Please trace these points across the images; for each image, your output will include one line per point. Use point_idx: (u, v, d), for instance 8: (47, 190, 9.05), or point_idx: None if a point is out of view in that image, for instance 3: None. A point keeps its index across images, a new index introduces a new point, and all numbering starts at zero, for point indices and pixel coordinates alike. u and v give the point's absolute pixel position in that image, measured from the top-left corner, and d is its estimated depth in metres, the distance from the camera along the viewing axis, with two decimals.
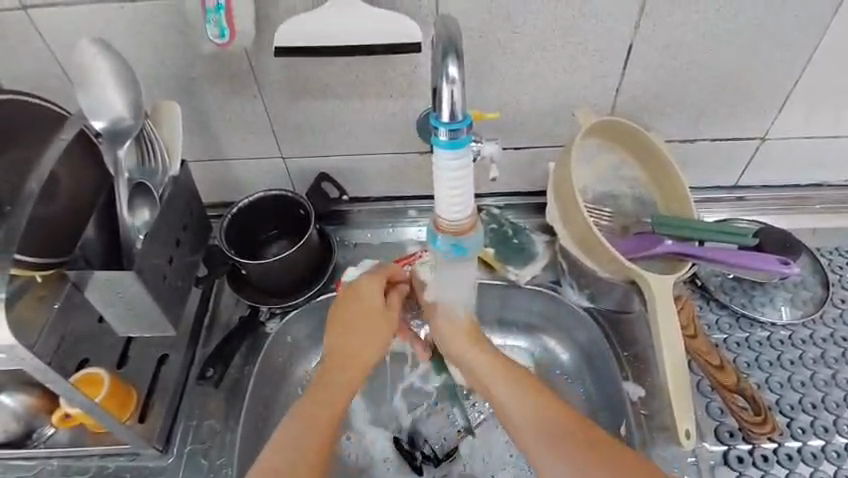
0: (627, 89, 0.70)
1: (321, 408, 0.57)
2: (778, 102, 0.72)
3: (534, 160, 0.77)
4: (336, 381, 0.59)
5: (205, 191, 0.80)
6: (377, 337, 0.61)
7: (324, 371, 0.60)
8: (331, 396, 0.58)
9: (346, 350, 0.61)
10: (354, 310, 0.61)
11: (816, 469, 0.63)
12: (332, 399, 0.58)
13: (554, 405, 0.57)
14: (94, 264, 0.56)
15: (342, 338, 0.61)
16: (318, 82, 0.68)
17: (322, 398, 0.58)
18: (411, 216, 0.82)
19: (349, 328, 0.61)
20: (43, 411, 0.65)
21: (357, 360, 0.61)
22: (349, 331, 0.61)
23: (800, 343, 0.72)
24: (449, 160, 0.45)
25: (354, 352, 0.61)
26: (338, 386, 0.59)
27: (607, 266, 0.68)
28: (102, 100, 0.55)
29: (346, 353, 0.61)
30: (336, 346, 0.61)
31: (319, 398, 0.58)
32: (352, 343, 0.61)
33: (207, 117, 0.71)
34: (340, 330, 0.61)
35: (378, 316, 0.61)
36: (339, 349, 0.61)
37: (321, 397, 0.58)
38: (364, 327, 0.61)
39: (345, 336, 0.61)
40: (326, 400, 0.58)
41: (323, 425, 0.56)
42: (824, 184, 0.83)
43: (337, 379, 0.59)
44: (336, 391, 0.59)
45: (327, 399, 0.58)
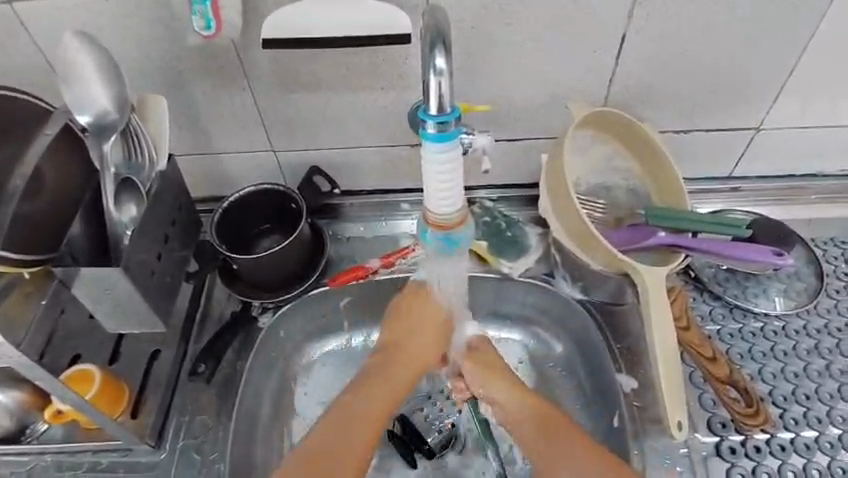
0: (620, 79, 0.69)
1: (373, 402, 0.60)
2: (773, 91, 0.72)
3: (527, 152, 0.76)
4: (391, 377, 0.62)
5: (196, 186, 0.79)
6: (433, 342, 0.64)
7: (379, 369, 0.63)
8: (386, 393, 0.61)
9: (406, 348, 0.63)
10: (416, 315, 0.63)
11: (809, 460, 0.64)
12: (386, 395, 0.61)
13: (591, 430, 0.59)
14: (80, 260, 0.56)
15: (402, 339, 0.63)
16: (308, 74, 0.67)
17: (377, 392, 0.61)
18: (404, 209, 0.82)
19: (407, 331, 0.63)
20: (35, 408, 0.65)
21: (414, 361, 0.63)
22: (411, 333, 0.63)
23: (794, 334, 0.72)
24: (436, 152, 0.45)
25: (411, 352, 0.63)
26: (393, 381, 0.62)
27: (601, 259, 0.68)
28: (85, 94, 0.54)
29: (404, 353, 0.63)
30: (393, 347, 0.64)
31: (375, 393, 0.61)
32: (410, 345, 0.63)
33: (196, 111, 0.70)
34: (402, 331, 0.63)
35: (437, 322, 0.63)
36: (399, 349, 0.63)
37: (376, 393, 0.61)
38: (426, 331, 0.63)
39: (405, 337, 0.63)
40: (380, 395, 0.61)
41: (374, 419, 0.59)
42: (820, 174, 0.83)
43: (393, 376, 0.62)
44: (391, 387, 0.62)
45: (381, 395, 0.61)
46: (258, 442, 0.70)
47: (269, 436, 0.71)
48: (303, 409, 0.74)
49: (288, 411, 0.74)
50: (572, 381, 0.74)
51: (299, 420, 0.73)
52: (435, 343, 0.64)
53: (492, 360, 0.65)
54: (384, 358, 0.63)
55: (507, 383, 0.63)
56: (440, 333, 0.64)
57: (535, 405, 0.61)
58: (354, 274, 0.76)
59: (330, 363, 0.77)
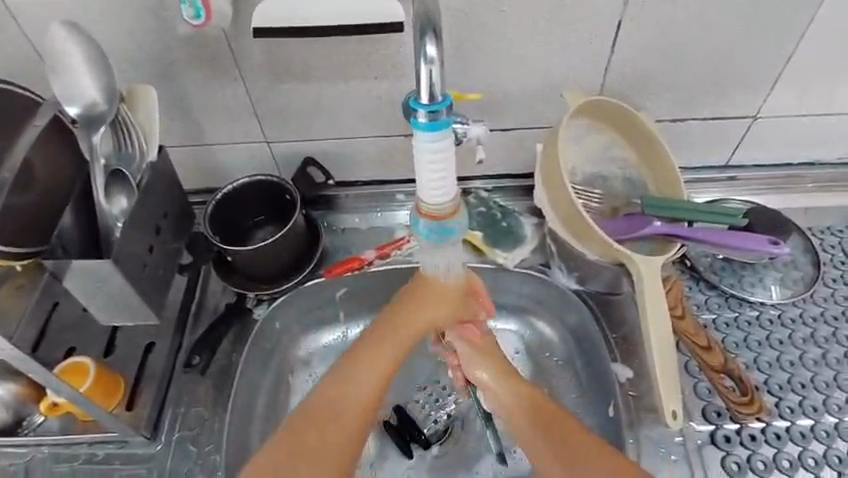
0: (616, 68, 0.69)
1: (368, 374, 0.60)
2: (770, 79, 0.71)
3: (523, 142, 0.75)
4: (391, 348, 0.61)
5: (189, 178, 0.79)
6: (440, 317, 0.61)
7: (379, 341, 0.61)
8: (382, 364, 0.61)
9: (410, 323, 0.61)
10: (424, 290, 0.60)
11: (804, 449, 0.64)
12: (381, 365, 0.61)
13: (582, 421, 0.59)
14: (71, 252, 0.55)
15: (408, 311, 0.61)
16: (300, 64, 0.66)
17: (372, 364, 0.61)
18: (399, 200, 0.81)
19: (415, 305, 0.60)
20: (31, 400, 0.65)
21: (416, 332, 0.61)
22: (418, 308, 0.60)
23: (790, 323, 0.72)
24: (428, 142, 0.44)
25: (416, 325, 0.61)
26: (390, 351, 0.61)
27: (597, 249, 0.67)
28: (73, 85, 0.54)
29: (407, 325, 0.61)
30: (396, 318, 0.61)
31: (371, 365, 0.61)
32: (413, 317, 0.61)
33: (188, 101, 0.69)
34: (410, 306, 0.61)
35: (447, 299, 0.60)
36: (403, 320, 0.61)
37: (372, 364, 0.61)
38: (436, 308, 0.60)
39: (412, 311, 0.61)
40: (376, 365, 0.61)
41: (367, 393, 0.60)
42: (816, 163, 0.83)
43: (392, 348, 0.61)
44: (388, 358, 0.61)
45: (377, 366, 0.61)
46: (254, 433, 0.70)
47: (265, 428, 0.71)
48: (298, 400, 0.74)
49: (285, 403, 0.74)
50: (568, 371, 0.74)
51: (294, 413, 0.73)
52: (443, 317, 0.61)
53: (493, 352, 0.64)
54: (386, 330, 0.62)
55: (505, 377, 0.62)
56: (449, 308, 0.61)
57: (530, 398, 0.61)
58: (350, 265, 0.76)
59: (326, 355, 0.77)
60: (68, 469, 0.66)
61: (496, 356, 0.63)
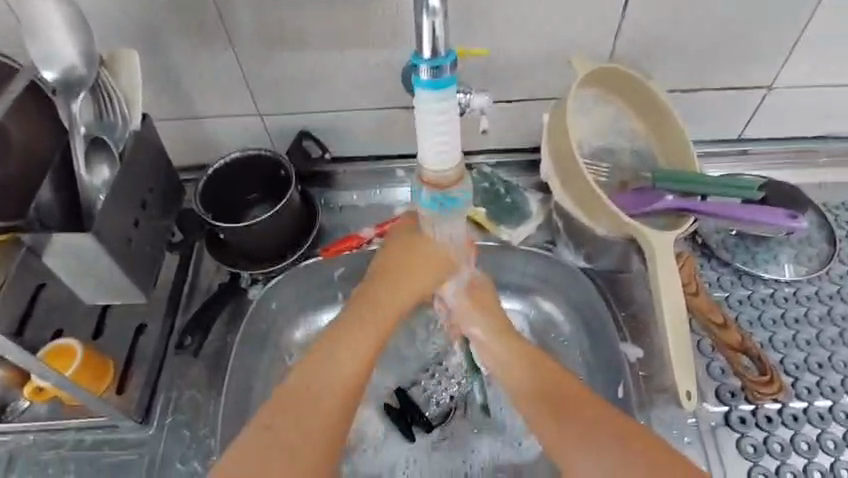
0: (626, 33, 0.65)
1: (350, 354, 0.57)
2: (788, 46, 0.68)
3: (527, 113, 0.72)
4: (369, 325, 0.58)
5: (178, 153, 0.75)
6: (425, 285, 0.58)
7: (357, 317, 0.58)
8: (363, 342, 0.57)
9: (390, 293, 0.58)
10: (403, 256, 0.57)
11: (823, 431, 0.62)
12: (361, 344, 0.57)
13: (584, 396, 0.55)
14: (50, 226, 0.52)
15: (384, 281, 0.59)
16: (292, 29, 0.62)
17: (352, 342, 0.57)
18: (398, 176, 0.78)
19: (392, 273, 0.58)
20: (16, 384, 0.63)
21: (395, 305, 0.59)
22: (397, 275, 0.58)
23: (805, 300, 0.69)
24: (430, 102, 0.41)
25: (394, 297, 0.58)
26: (369, 329, 0.58)
27: (606, 224, 0.65)
28: (51, 48, 0.50)
29: (385, 297, 0.58)
30: (374, 290, 0.58)
31: (352, 344, 0.57)
32: (390, 287, 0.58)
33: (175, 72, 0.66)
34: (387, 276, 0.58)
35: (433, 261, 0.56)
36: (381, 291, 0.58)
37: (352, 343, 0.57)
38: (420, 273, 0.57)
39: (388, 280, 0.58)
40: (357, 344, 0.57)
41: (349, 374, 0.56)
42: (833, 136, 0.79)
43: (372, 325, 0.58)
44: (368, 337, 0.58)
45: (355, 344, 0.57)
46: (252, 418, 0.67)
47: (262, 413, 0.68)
48: None
49: None
50: (576, 353, 0.71)
51: None
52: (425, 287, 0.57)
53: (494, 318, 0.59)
54: (366, 304, 0.58)
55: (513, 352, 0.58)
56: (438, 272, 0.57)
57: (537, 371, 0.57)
58: (347, 244, 0.73)
59: None
60: (56, 456, 0.63)
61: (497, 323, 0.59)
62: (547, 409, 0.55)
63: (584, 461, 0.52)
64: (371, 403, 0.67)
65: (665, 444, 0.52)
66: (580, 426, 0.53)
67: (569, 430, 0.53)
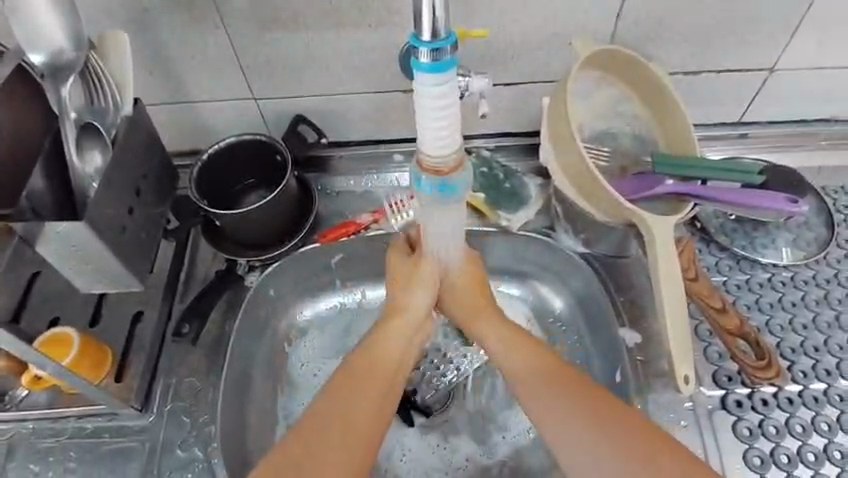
0: (628, 14, 0.64)
1: (370, 392, 0.53)
2: (791, 27, 0.67)
3: (527, 97, 0.71)
4: (385, 359, 0.56)
5: (171, 139, 0.74)
6: (429, 286, 0.58)
7: (371, 351, 0.56)
8: (381, 379, 0.54)
9: (401, 302, 0.58)
10: (409, 283, 0.58)
11: (817, 413, 0.62)
12: (378, 380, 0.54)
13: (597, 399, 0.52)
14: (43, 215, 0.51)
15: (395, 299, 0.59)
16: (287, 10, 0.61)
17: (372, 377, 0.54)
18: (396, 161, 0.77)
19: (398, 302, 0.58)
20: (12, 373, 0.62)
21: (406, 339, 0.58)
22: (405, 303, 0.58)
23: (802, 285, 0.70)
24: (429, 85, 0.40)
25: (404, 331, 0.58)
26: (385, 365, 0.55)
27: (606, 211, 0.64)
28: (37, 29, 0.49)
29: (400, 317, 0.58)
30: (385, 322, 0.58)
31: (371, 382, 0.54)
32: (398, 314, 0.58)
33: (168, 55, 0.64)
34: (395, 307, 0.58)
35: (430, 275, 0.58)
36: (392, 323, 0.58)
37: (369, 377, 0.54)
38: (424, 276, 0.58)
39: (395, 314, 0.58)
40: (375, 378, 0.54)
41: (370, 405, 0.52)
42: (833, 119, 0.78)
43: (387, 358, 0.56)
44: (385, 346, 0.56)
45: (373, 380, 0.54)
46: (252, 406, 0.67)
47: (260, 399, 0.68)
48: (292, 369, 0.71)
49: (282, 374, 0.70)
50: (572, 337, 0.71)
51: (291, 384, 0.70)
52: (429, 307, 0.59)
53: (479, 299, 0.60)
54: (380, 335, 0.57)
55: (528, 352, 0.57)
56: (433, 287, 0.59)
57: (549, 368, 0.55)
58: (344, 231, 0.73)
59: (323, 323, 0.73)
60: (56, 444, 0.63)
61: (485, 304, 0.60)
62: (524, 372, 0.56)
63: (565, 437, 0.51)
64: None
65: (670, 435, 0.51)
66: (554, 395, 0.53)
67: (543, 395, 0.54)
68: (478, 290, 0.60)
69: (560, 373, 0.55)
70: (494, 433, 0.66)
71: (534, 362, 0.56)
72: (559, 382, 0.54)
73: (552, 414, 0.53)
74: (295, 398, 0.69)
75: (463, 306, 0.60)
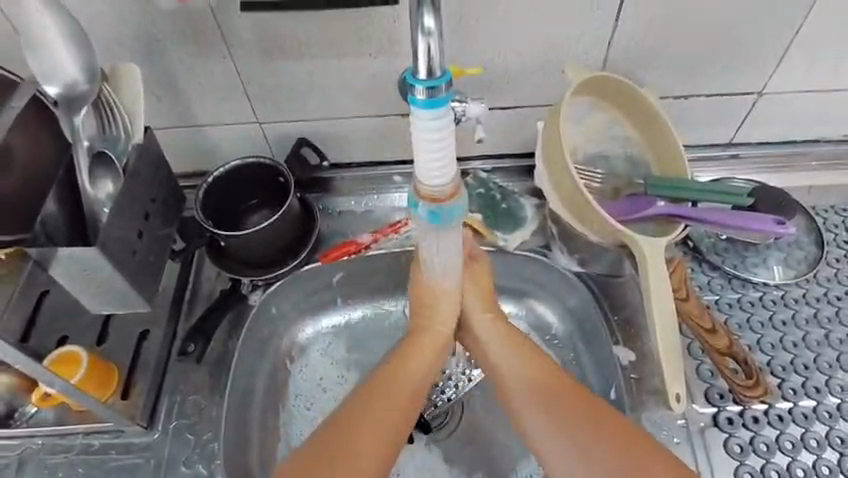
0: (620, 41, 0.66)
1: (393, 411, 0.56)
2: (778, 54, 0.69)
3: (522, 120, 0.73)
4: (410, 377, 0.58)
5: (178, 161, 0.76)
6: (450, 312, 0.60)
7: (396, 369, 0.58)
8: (404, 397, 0.57)
9: (425, 326, 0.60)
10: (431, 309, 0.60)
11: (807, 430, 0.64)
12: (401, 397, 0.56)
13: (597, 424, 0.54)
14: (56, 240, 0.52)
15: (419, 320, 0.61)
16: (290, 40, 0.63)
17: (396, 392, 0.57)
18: (395, 182, 0.79)
19: (424, 323, 0.60)
20: (23, 390, 0.64)
21: (429, 363, 0.59)
22: (429, 326, 0.60)
23: (793, 303, 0.71)
24: (427, 121, 0.41)
25: (428, 351, 0.59)
26: (409, 383, 0.57)
27: (598, 231, 0.66)
28: (53, 65, 0.51)
29: (423, 337, 0.60)
30: (409, 345, 0.59)
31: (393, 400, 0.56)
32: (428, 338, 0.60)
33: (175, 82, 0.67)
34: (419, 331, 0.60)
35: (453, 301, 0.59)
36: (415, 345, 0.59)
37: (392, 395, 0.56)
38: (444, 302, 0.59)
39: (419, 336, 0.60)
40: (398, 393, 0.56)
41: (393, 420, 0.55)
42: (823, 140, 0.80)
43: (407, 380, 0.58)
44: (411, 364, 0.58)
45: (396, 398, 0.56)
46: (254, 422, 0.68)
47: (262, 415, 0.69)
48: (293, 385, 0.72)
49: (284, 391, 0.72)
50: (568, 353, 0.73)
51: (292, 400, 0.71)
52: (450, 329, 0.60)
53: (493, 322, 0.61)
54: (404, 354, 0.59)
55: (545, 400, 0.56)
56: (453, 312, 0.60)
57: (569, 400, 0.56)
58: (345, 250, 0.74)
59: (324, 340, 0.75)
60: (63, 460, 0.65)
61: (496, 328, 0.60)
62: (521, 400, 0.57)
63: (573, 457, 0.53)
64: None
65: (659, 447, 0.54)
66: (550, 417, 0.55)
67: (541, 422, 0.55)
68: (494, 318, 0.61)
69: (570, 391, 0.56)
70: (490, 450, 0.67)
71: (553, 410, 0.55)
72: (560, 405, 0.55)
73: (554, 443, 0.54)
74: (296, 414, 0.71)
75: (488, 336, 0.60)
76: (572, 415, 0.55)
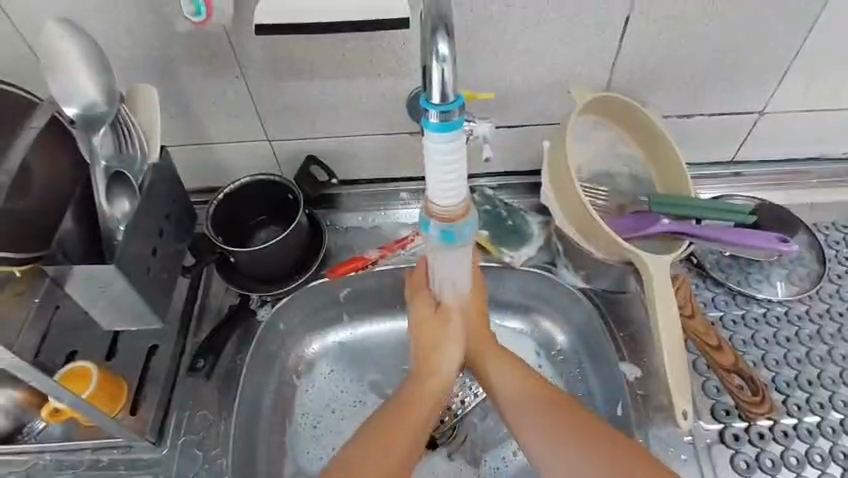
0: (623, 63, 0.67)
1: (404, 443, 0.56)
2: (778, 75, 0.70)
3: (527, 139, 0.75)
4: (419, 406, 0.58)
5: (188, 178, 0.77)
6: (456, 338, 0.61)
7: (406, 400, 0.58)
8: (414, 425, 0.57)
9: (431, 354, 0.60)
10: (435, 336, 0.61)
11: (811, 445, 0.64)
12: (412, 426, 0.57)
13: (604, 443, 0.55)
14: (73, 258, 0.54)
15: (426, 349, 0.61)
16: (302, 60, 0.64)
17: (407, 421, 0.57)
18: (402, 198, 0.80)
19: (427, 349, 0.61)
20: (33, 406, 0.65)
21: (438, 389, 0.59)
22: (435, 353, 0.60)
23: (796, 320, 0.72)
24: (439, 144, 0.42)
25: (434, 377, 0.60)
26: (419, 412, 0.58)
27: (604, 248, 0.67)
28: (72, 87, 0.52)
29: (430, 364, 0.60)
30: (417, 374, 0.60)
31: (406, 430, 0.56)
32: (431, 363, 0.60)
33: (188, 102, 0.68)
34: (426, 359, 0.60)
35: (458, 317, 0.61)
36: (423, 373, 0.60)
37: (403, 426, 0.56)
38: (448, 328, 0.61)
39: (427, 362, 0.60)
40: (409, 423, 0.57)
41: (402, 449, 0.55)
42: (823, 157, 0.81)
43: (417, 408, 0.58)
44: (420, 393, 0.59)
45: (406, 427, 0.56)
46: (262, 438, 0.69)
47: (269, 431, 0.70)
48: (300, 400, 0.73)
49: (291, 405, 0.72)
50: (575, 369, 0.74)
51: (300, 416, 0.72)
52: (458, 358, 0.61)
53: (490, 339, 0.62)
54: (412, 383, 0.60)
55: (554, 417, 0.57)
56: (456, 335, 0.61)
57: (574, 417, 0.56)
58: (353, 265, 0.74)
59: (332, 355, 0.76)
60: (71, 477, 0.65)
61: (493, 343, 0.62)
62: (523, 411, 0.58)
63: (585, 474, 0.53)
64: None
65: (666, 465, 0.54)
66: (553, 429, 0.56)
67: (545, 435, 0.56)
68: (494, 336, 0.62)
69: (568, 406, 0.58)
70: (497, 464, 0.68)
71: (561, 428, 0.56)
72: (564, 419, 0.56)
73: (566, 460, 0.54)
74: (303, 430, 0.71)
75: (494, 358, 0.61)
76: (580, 436, 0.55)
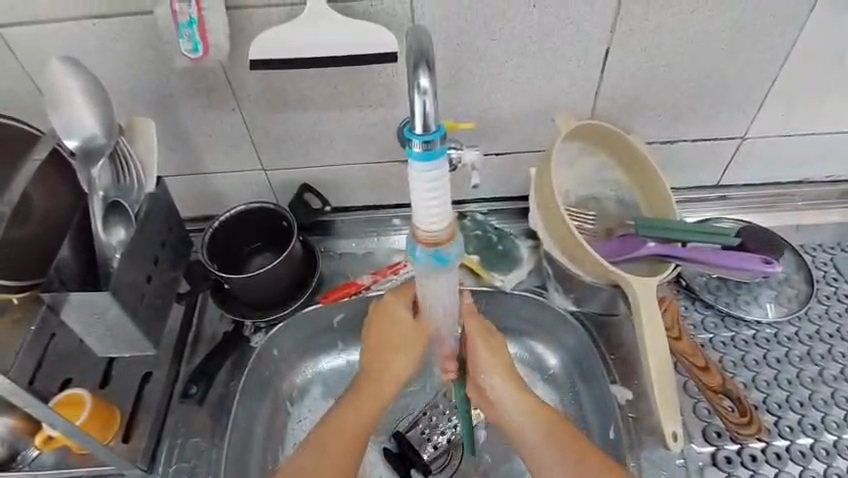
0: (605, 91, 0.70)
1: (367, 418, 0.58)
2: (757, 101, 0.72)
3: (515, 165, 0.77)
4: (382, 387, 0.59)
5: (186, 207, 0.79)
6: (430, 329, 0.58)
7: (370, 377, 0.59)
8: (375, 402, 0.58)
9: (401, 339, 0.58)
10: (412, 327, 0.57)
11: (804, 467, 0.64)
12: (373, 405, 0.58)
13: (565, 439, 0.57)
14: (69, 285, 0.55)
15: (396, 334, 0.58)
16: (296, 92, 0.67)
17: (368, 398, 0.58)
18: (395, 225, 0.82)
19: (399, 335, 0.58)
20: (25, 434, 0.65)
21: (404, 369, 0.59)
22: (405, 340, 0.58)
23: (786, 341, 0.72)
24: (423, 172, 0.44)
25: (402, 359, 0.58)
26: (383, 390, 0.59)
27: (591, 271, 0.68)
28: (74, 120, 0.55)
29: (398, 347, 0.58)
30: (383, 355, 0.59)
31: (367, 406, 0.58)
32: (400, 347, 0.58)
33: (186, 134, 0.71)
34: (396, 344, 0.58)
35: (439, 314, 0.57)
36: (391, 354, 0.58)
37: (362, 408, 0.58)
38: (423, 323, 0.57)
39: (397, 345, 0.58)
40: (370, 400, 0.58)
41: (361, 423, 0.58)
42: (806, 181, 0.83)
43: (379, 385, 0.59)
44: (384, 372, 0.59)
45: (368, 406, 0.58)
46: (254, 466, 0.69)
47: (260, 459, 0.69)
48: (293, 427, 0.73)
49: (283, 432, 0.72)
50: (567, 393, 0.74)
51: (292, 443, 0.72)
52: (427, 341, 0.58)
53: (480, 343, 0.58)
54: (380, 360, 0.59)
55: (528, 414, 0.58)
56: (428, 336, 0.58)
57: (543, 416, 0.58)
58: (346, 291, 0.76)
59: (326, 381, 0.76)
60: None
61: (479, 345, 0.58)
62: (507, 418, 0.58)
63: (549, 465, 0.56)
64: (374, 449, 0.69)
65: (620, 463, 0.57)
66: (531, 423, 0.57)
67: (531, 437, 0.57)
68: (485, 338, 0.58)
69: (540, 413, 0.58)
70: None
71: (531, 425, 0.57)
72: (539, 422, 0.57)
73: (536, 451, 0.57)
74: None
75: (479, 354, 0.58)
76: (547, 433, 0.57)
